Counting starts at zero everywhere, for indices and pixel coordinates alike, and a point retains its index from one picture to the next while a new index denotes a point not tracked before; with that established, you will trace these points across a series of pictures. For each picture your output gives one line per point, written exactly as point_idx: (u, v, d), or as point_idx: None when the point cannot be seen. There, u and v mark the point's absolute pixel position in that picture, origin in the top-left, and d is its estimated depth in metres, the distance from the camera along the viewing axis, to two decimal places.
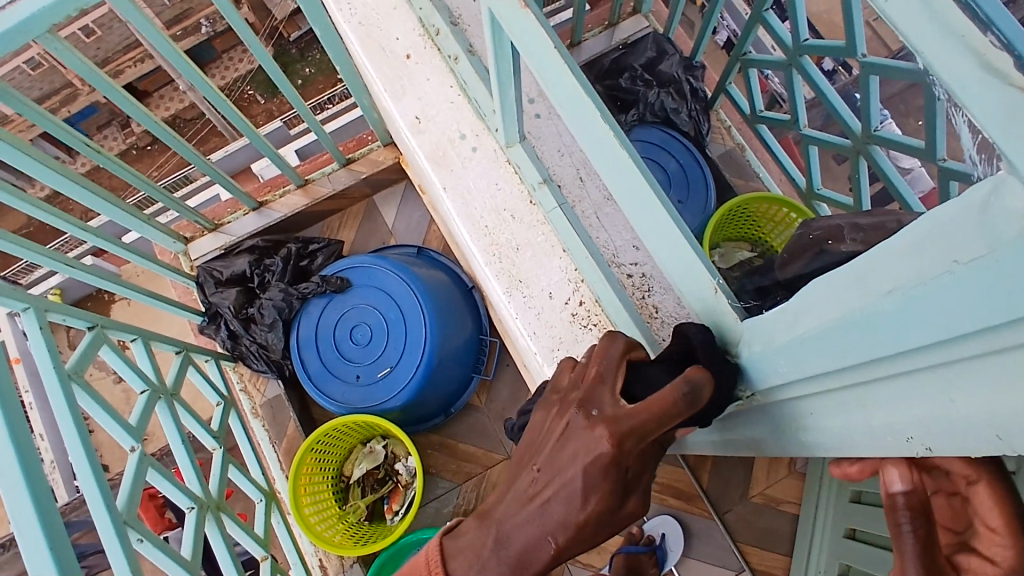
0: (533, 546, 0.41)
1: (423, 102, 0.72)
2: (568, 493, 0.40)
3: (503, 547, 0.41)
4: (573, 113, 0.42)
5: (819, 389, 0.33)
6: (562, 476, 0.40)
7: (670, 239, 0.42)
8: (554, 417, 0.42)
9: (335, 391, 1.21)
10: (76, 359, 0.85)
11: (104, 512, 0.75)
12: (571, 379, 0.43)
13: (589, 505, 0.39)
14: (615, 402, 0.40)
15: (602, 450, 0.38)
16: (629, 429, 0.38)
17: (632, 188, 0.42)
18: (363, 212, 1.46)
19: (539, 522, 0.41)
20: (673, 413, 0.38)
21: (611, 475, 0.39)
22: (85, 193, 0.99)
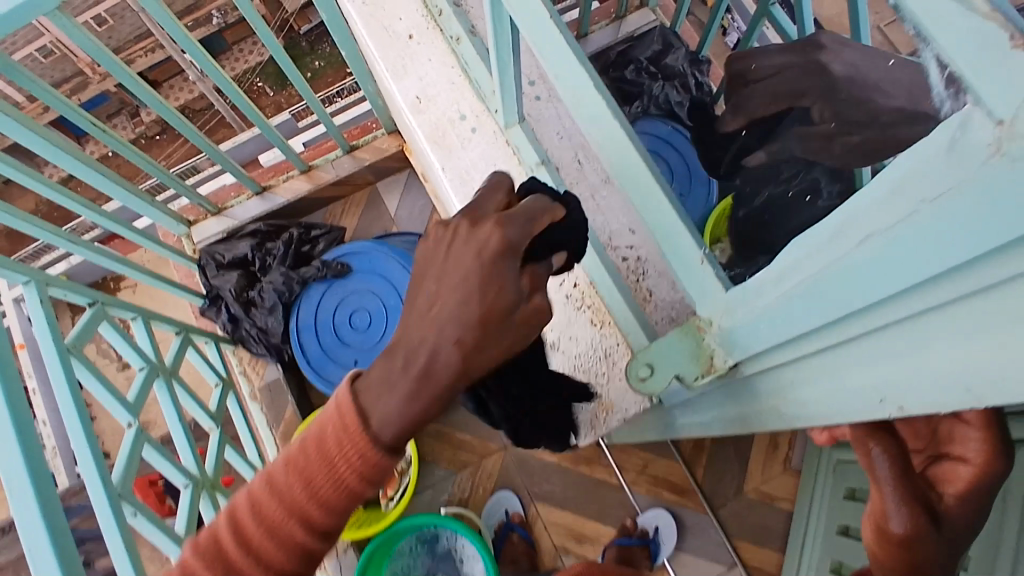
0: (445, 350, 0.39)
1: (423, 82, 0.71)
2: (470, 288, 0.39)
3: (425, 369, 0.39)
4: (567, 86, 0.42)
5: (801, 353, 0.34)
6: (457, 276, 0.40)
7: (658, 213, 0.41)
8: (470, 237, 0.40)
9: (333, 375, 1.22)
10: (76, 333, 0.86)
11: (99, 484, 0.76)
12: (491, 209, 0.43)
13: (489, 294, 0.39)
14: (533, 225, 0.42)
15: (493, 235, 0.40)
16: (514, 215, 0.41)
17: (625, 164, 0.41)
18: (366, 200, 1.47)
19: (441, 328, 0.39)
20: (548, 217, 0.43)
21: (504, 261, 0.40)
22: (102, 178, 1.00)
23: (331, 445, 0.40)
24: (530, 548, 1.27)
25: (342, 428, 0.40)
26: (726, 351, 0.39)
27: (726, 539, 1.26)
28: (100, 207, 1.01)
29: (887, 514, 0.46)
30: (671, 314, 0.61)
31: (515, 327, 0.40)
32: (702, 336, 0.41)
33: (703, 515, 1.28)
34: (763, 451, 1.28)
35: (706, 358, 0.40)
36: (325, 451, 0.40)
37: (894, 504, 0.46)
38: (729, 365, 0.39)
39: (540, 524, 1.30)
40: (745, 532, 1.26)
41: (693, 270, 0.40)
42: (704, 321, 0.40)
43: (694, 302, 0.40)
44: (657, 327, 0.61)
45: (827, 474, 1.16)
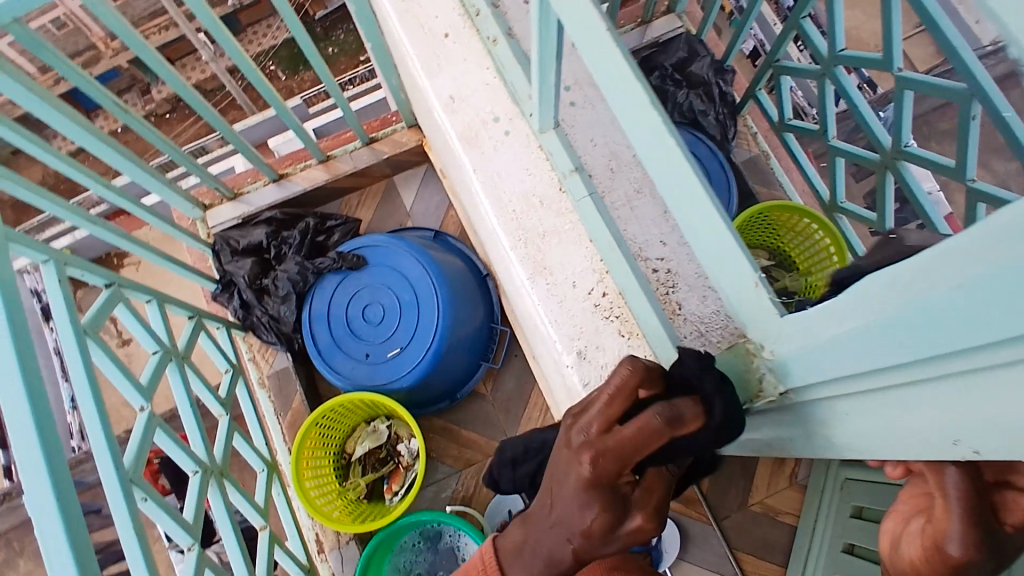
0: (560, 546, 0.44)
1: (458, 82, 0.71)
2: (574, 506, 0.42)
3: (549, 559, 0.45)
4: (623, 101, 0.39)
5: (856, 388, 0.34)
6: (560, 490, 0.43)
7: (720, 240, 0.37)
8: (572, 455, 0.42)
9: (342, 367, 1.21)
10: (92, 315, 0.85)
11: (111, 466, 0.76)
12: (604, 411, 0.42)
13: (589, 518, 0.41)
14: (636, 449, 0.40)
15: (582, 468, 0.41)
16: (611, 448, 0.40)
17: (680, 183, 0.38)
18: (382, 192, 1.47)
19: (559, 527, 0.43)
20: (658, 435, 0.40)
21: (605, 488, 0.41)
22: (110, 151, 0.99)
23: None
24: None
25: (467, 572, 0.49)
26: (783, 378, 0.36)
27: (728, 551, 1.26)
28: (107, 181, 1.00)
29: (946, 536, 0.39)
30: (700, 328, 0.60)
31: (620, 537, 0.42)
32: (754, 359, 0.38)
33: (707, 526, 1.28)
34: (769, 465, 1.29)
35: (756, 382, 0.38)
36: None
37: (956, 527, 0.39)
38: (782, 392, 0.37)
39: None
40: (746, 545, 1.27)
41: (745, 291, 0.37)
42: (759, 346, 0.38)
43: (747, 326, 0.38)
44: (685, 343, 0.60)
45: (833, 492, 1.16)
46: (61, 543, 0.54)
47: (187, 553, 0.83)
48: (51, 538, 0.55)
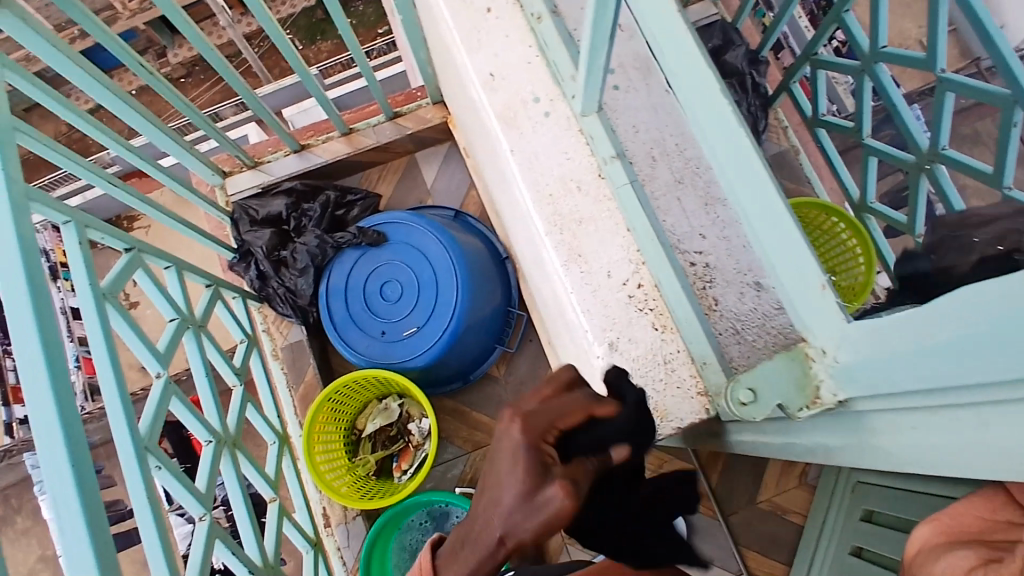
0: (487, 525, 0.43)
1: (500, 59, 0.68)
2: (503, 469, 0.43)
3: (477, 537, 0.43)
4: (689, 89, 0.37)
5: (905, 405, 0.32)
6: (492, 458, 0.45)
7: (788, 243, 0.35)
8: (504, 424, 0.46)
9: (358, 343, 1.21)
10: (112, 279, 0.84)
11: (127, 433, 0.75)
12: (536, 396, 0.49)
13: (514, 476, 0.42)
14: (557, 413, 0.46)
15: (511, 427, 0.45)
16: (534, 412, 0.46)
17: (750, 182, 0.36)
18: (403, 168, 1.45)
19: (490, 503, 0.43)
20: (579, 409, 0.47)
21: (532, 448, 0.43)
22: (131, 112, 0.97)
23: None
24: None
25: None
26: (838, 385, 0.35)
27: (733, 546, 1.26)
28: (126, 142, 0.98)
29: None
30: (737, 326, 0.61)
31: (540, 510, 0.41)
32: (809, 363, 0.36)
33: (714, 521, 1.28)
34: (779, 464, 1.28)
35: (811, 387, 0.36)
36: None
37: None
38: (837, 400, 0.35)
39: None
40: (752, 542, 1.27)
41: (808, 294, 0.35)
42: (816, 350, 0.35)
43: (805, 328, 0.36)
44: (721, 339, 0.61)
45: (843, 495, 1.15)
46: (78, 511, 0.51)
47: (199, 522, 0.83)
48: (67, 513, 0.50)
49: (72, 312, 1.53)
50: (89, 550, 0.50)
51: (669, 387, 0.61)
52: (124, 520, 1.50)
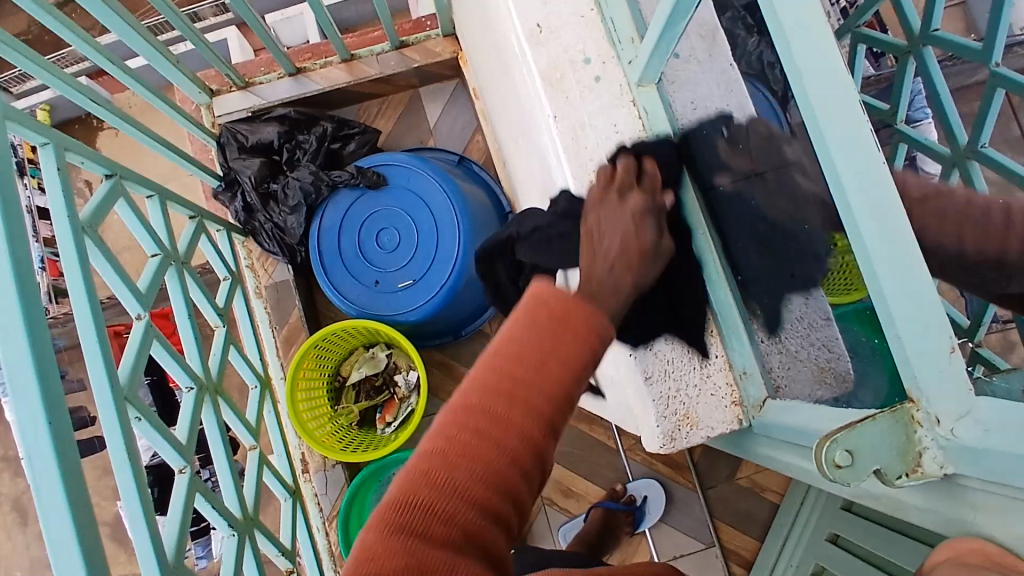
0: (622, 271, 0.55)
1: (548, 9, 0.63)
2: (628, 229, 0.57)
3: (613, 276, 0.55)
4: (824, 114, 0.34)
5: (1020, 496, 0.31)
6: (622, 235, 0.57)
7: (921, 301, 0.34)
8: (619, 211, 0.58)
9: (348, 291, 1.14)
10: (91, 210, 0.75)
11: (104, 381, 0.68)
12: (618, 185, 0.59)
13: (640, 233, 0.57)
14: (642, 186, 0.59)
15: (635, 202, 0.58)
16: (628, 187, 0.59)
17: (880, 223, 0.34)
18: (405, 103, 1.35)
19: (626, 256, 0.56)
20: (653, 186, 0.60)
21: (643, 223, 0.58)
22: (114, 18, 0.86)
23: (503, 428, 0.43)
24: None
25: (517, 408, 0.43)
26: (948, 459, 0.33)
27: (707, 518, 1.28)
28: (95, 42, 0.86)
29: None
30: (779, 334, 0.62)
31: (651, 239, 0.58)
32: (915, 428, 0.35)
33: (692, 494, 1.29)
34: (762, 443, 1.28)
35: (913, 454, 0.35)
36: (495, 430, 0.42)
37: None
38: (944, 473, 0.34)
39: None
40: (726, 515, 1.28)
41: (934, 361, 0.34)
42: (925, 417, 0.34)
43: (920, 393, 0.34)
44: (762, 347, 0.63)
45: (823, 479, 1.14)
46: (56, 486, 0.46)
47: (179, 474, 0.78)
48: (47, 485, 0.45)
49: (37, 212, 1.42)
50: (74, 528, 0.45)
51: (703, 392, 0.64)
52: (87, 429, 1.45)
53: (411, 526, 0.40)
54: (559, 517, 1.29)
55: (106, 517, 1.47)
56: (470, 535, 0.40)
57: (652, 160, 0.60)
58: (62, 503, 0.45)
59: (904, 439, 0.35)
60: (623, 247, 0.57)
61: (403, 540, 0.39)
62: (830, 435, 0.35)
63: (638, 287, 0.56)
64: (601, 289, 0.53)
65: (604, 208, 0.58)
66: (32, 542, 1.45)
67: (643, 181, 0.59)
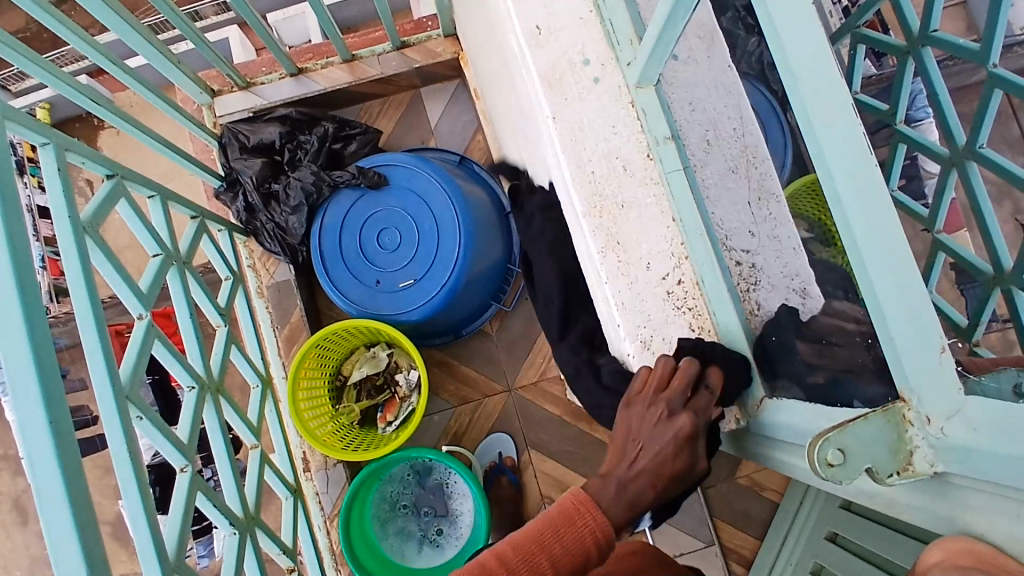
0: (642, 495, 0.57)
1: (549, 10, 0.63)
2: (665, 445, 0.58)
3: (635, 500, 0.56)
4: (818, 116, 0.34)
5: (1008, 495, 0.31)
6: (659, 457, 0.58)
7: (913, 303, 0.35)
8: (666, 419, 0.59)
9: (350, 291, 1.15)
10: (92, 210, 0.76)
11: (105, 379, 0.69)
12: (672, 392, 0.60)
13: (676, 460, 0.58)
14: (690, 398, 0.60)
15: (684, 420, 0.58)
16: (678, 396, 0.59)
17: (873, 223, 0.35)
18: (406, 103, 1.36)
19: (652, 473, 0.57)
20: (703, 403, 0.60)
21: (685, 445, 0.58)
22: (114, 18, 0.87)
23: None
24: (517, 494, 1.23)
25: None
26: (938, 457, 0.34)
27: (707, 517, 1.28)
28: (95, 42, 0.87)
29: None
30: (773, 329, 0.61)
31: (682, 469, 0.59)
32: (906, 427, 0.35)
33: (691, 493, 1.29)
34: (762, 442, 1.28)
35: (904, 452, 0.35)
36: None
37: None
38: (933, 471, 0.34)
39: (530, 472, 1.26)
40: (725, 514, 1.29)
41: (925, 359, 0.34)
42: (918, 415, 0.35)
43: (915, 392, 0.35)
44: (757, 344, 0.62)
45: None
46: (57, 485, 0.46)
47: (180, 473, 0.78)
48: (48, 484, 0.45)
49: (38, 211, 1.43)
50: (74, 526, 0.46)
51: None
52: (88, 428, 1.45)
53: None
54: None
55: (107, 515, 1.47)
56: None
57: (717, 368, 0.61)
58: (63, 501, 0.46)
59: (897, 438, 0.35)
60: (651, 465, 0.58)
61: None
62: (823, 434, 0.36)
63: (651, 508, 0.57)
64: (621, 500, 0.56)
65: (643, 409, 0.60)
66: (33, 540, 1.46)
67: (695, 393, 0.60)
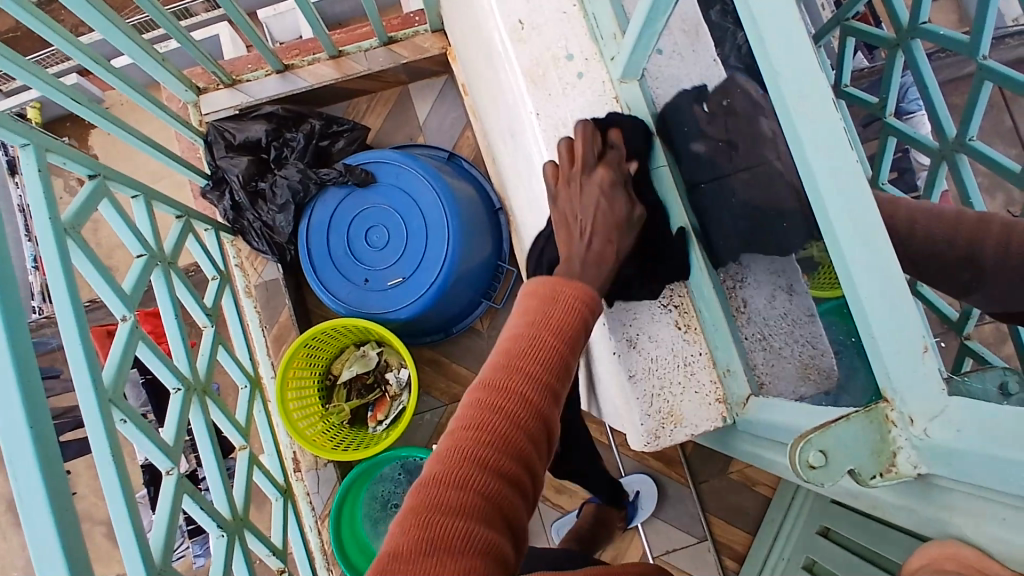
0: (603, 248, 0.58)
1: (532, 6, 0.63)
2: (596, 201, 0.59)
3: (588, 259, 0.57)
4: (799, 111, 0.34)
5: (996, 497, 0.31)
6: (598, 212, 0.59)
7: (897, 304, 0.34)
8: (585, 185, 0.60)
9: (338, 290, 1.14)
10: (74, 211, 0.75)
11: (89, 383, 0.68)
12: (585, 168, 0.60)
13: (613, 207, 0.60)
14: (604, 158, 0.61)
15: (601, 175, 0.60)
16: (588, 158, 0.60)
17: (855, 221, 0.34)
18: (394, 100, 1.35)
19: (600, 234, 0.59)
20: (614, 159, 0.61)
21: (615, 193, 0.60)
22: (98, 17, 0.86)
23: (512, 404, 0.46)
24: None
25: (521, 379, 0.47)
26: (921, 458, 0.33)
27: (700, 512, 1.28)
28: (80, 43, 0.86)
29: None
30: (762, 331, 0.61)
31: (621, 216, 0.60)
32: (889, 427, 0.35)
33: (684, 488, 1.29)
34: None
35: (887, 454, 0.35)
36: (506, 404, 0.46)
37: None
38: (917, 473, 0.34)
39: None
40: (718, 509, 1.29)
41: (910, 362, 0.34)
42: (900, 416, 0.34)
43: (897, 394, 0.34)
44: (745, 343, 0.63)
45: None
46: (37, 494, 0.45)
47: (166, 477, 0.78)
48: (28, 491, 0.44)
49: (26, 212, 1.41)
50: (56, 534, 0.45)
51: (687, 389, 0.65)
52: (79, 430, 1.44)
53: (440, 502, 0.42)
54: (551, 513, 1.29)
55: (100, 517, 1.46)
56: (487, 496, 0.42)
57: (618, 130, 0.62)
58: (43, 509, 0.45)
59: (880, 438, 0.35)
60: (594, 220, 0.59)
61: (435, 514, 0.41)
62: (806, 434, 0.35)
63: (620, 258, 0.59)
64: (575, 267, 0.56)
65: (574, 189, 0.60)
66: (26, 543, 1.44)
67: (603, 150, 0.61)
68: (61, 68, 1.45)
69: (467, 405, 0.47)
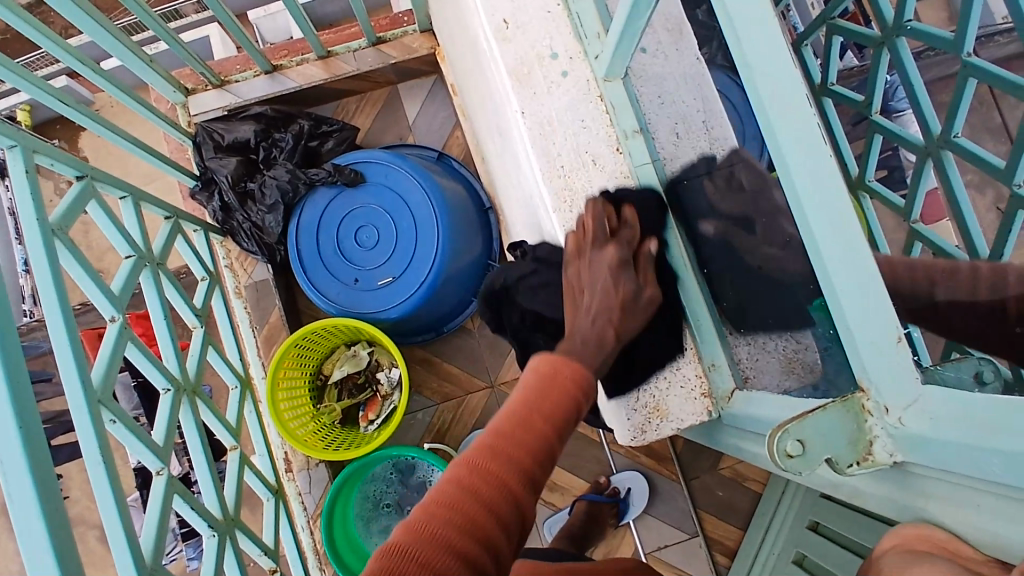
0: (604, 330, 0.58)
1: (516, 5, 0.64)
2: (604, 280, 0.61)
3: (595, 342, 0.57)
4: (774, 107, 0.34)
5: (968, 484, 0.31)
6: (604, 293, 0.60)
7: (872, 295, 0.35)
8: (597, 261, 0.62)
9: (328, 290, 1.14)
10: (62, 212, 0.75)
11: (79, 385, 0.68)
12: (595, 236, 0.62)
13: (620, 288, 0.60)
14: (614, 232, 0.62)
15: (610, 254, 0.61)
16: (599, 231, 0.62)
17: (830, 215, 0.35)
18: (383, 100, 1.35)
19: (603, 313, 0.59)
20: (629, 235, 0.62)
21: (624, 275, 0.61)
22: (87, 20, 0.86)
23: (506, 482, 0.44)
24: None
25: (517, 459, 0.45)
26: (897, 447, 0.34)
27: (691, 508, 1.29)
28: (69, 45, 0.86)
29: None
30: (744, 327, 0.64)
31: (633, 304, 0.60)
32: (865, 417, 0.36)
33: (675, 484, 1.30)
34: None
35: (864, 443, 0.36)
36: (499, 478, 0.44)
37: None
38: (893, 461, 0.35)
39: None
40: (709, 505, 1.29)
41: (884, 351, 0.34)
42: (876, 406, 0.35)
43: (873, 384, 0.35)
44: (728, 340, 0.65)
45: None
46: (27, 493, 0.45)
47: (156, 477, 0.77)
48: (18, 489, 0.45)
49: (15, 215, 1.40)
50: (47, 533, 0.45)
51: (672, 385, 0.65)
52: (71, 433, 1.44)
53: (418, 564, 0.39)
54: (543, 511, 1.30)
55: (93, 520, 1.46)
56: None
57: (630, 205, 0.63)
58: (33, 508, 0.45)
59: (857, 427, 0.36)
60: (599, 305, 0.60)
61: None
62: (782, 423, 0.35)
63: (621, 341, 0.59)
64: (577, 346, 0.56)
65: (585, 264, 0.62)
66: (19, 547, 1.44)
67: (618, 224, 0.62)
68: (50, 70, 1.44)
69: (461, 465, 0.45)
